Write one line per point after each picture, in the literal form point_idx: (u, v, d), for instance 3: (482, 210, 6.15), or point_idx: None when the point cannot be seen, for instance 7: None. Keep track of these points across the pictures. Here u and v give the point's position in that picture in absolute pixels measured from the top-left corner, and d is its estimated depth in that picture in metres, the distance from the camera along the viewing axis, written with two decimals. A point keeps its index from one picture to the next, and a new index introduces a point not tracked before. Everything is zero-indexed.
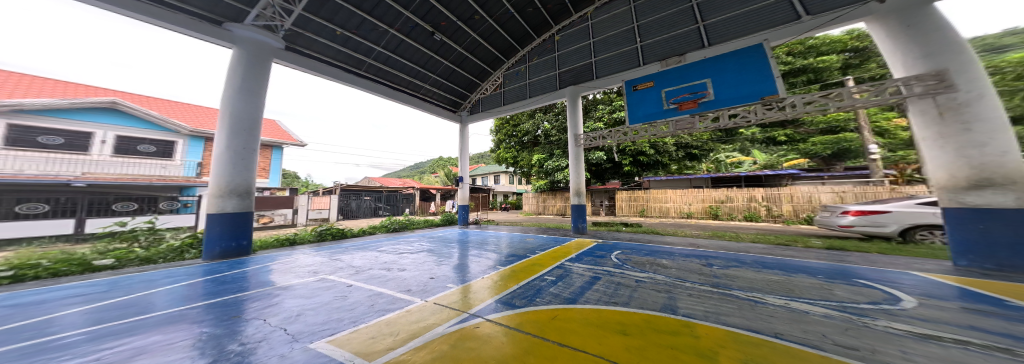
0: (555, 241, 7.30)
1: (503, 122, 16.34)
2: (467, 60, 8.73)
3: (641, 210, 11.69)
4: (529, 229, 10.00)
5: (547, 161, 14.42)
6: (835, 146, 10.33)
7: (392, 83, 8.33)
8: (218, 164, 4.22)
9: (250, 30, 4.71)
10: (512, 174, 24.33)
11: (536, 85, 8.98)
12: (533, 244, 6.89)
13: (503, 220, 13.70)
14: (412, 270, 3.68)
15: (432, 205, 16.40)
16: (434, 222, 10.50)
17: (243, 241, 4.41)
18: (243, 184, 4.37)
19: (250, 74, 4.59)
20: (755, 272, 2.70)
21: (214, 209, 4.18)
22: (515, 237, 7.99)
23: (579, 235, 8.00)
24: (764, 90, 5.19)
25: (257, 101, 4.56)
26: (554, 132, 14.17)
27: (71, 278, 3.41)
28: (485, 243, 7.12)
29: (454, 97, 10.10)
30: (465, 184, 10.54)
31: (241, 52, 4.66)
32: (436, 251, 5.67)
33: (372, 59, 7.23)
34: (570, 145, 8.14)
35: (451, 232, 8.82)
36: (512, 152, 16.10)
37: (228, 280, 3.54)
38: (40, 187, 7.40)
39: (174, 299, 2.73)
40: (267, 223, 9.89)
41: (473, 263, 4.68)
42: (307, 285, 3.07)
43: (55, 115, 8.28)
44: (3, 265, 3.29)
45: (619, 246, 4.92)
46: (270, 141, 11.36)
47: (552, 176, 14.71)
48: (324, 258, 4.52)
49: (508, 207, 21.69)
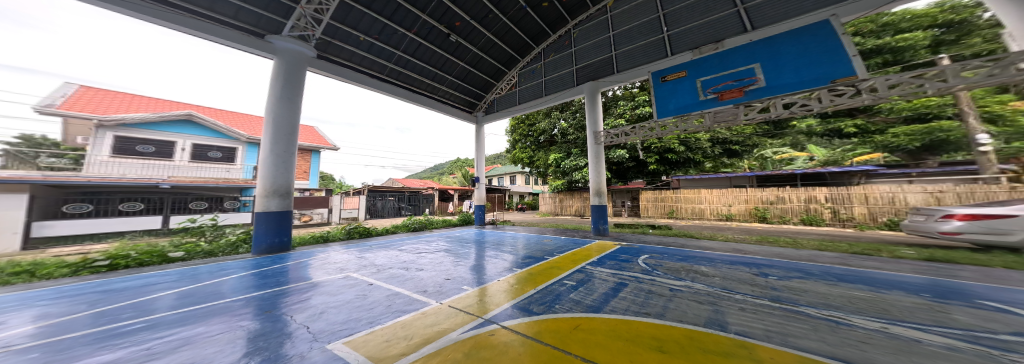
0: (574, 243, 6.96)
1: (519, 122, 16.15)
2: (483, 61, 8.78)
3: (669, 212, 10.80)
4: (546, 230, 9.70)
5: (564, 161, 13.99)
6: (927, 138, 8.31)
7: (411, 86, 8.64)
8: (262, 166, 4.60)
9: (288, 41, 5.21)
10: (528, 175, 24.15)
11: (553, 83, 8.66)
12: (550, 246, 6.62)
13: (520, 220, 13.54)
14: (429, 270, 3.66)
15: (452, 206, 16.71)
16: (452, 222, 10.65)
17: (284, 238, 4.76)
18: (284, 185, 4.72)
19: (288, 81, 5.02)
20: (826, 286, 2.22)
21: (260, 208, 4.55)
22: (531, 239, 7.77)
23: (600, 237, 7.53)
24: (834, 73, 4.30)
25: (294, 107, 4.95)
26: (571, 130, 13.74)
27: (149, 268, 3.82)
28: (500, 244, 7.00)
29: (470, 98, 10.20)
30: (482, 184, 10.55)
31: (281, 62, 5.14)
32: (451, 251, 5.66)
33: (392, 63, 7.56)
34: (593, 143, 7.72)
35: (468, 232, 8.86)
36: (528, 151, 15.88)
37: (268, 274, 3.79)
38: (139, 188, 8.76)
39: (221, 291, 2.95)
40: (308, 221, 10.79)
41: (489, 264, 4.55)
42: (334, 283, 3.14)
43: (146, 128, 9.82)
44: (104, 254, 3.79)
45: (646, 250, 4.49)
46: (309, 146, 12.44)
47: (571, 176, 14.23)
48: (351, 256, 4.71)
49: (525, 207, 21.50)
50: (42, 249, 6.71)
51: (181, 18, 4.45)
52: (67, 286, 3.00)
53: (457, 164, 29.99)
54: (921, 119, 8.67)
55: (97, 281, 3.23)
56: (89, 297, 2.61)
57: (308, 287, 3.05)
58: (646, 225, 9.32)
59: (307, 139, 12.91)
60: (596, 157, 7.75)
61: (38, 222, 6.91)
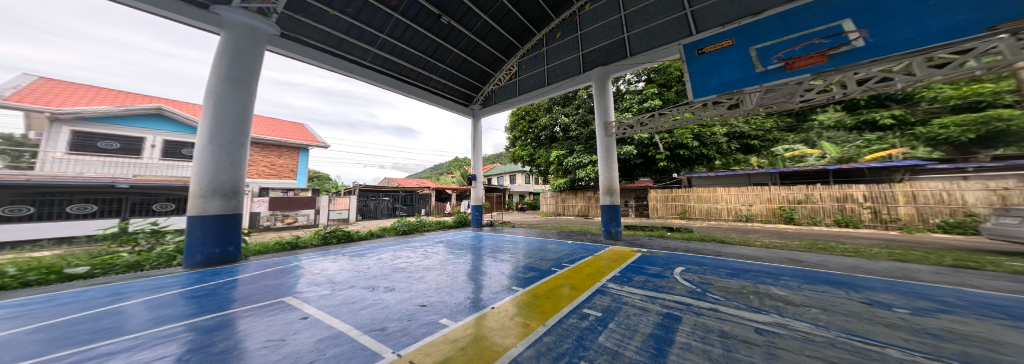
0: (584, 249, 6.07)
1: (519, 117, 15.42)
2: (479, 48, 7.93)
3: (682, 211, 10.06)
4: (547, 233, 8.86)
5: (567, 158, 13.17)
6: (983, 129, 7.53)
7: (399, 75, 7.74)
8: (200, 160, 3.71)
9: (239, 13, 4.11)
10: (528, 174, 23.41)
11: (557, 71, 7.83)
12: (556, 253, 5.76)
13: (520, 221, 12.76)
14: (402, 290, 2.81)
15: (448, 206, 15.77)
16: (447, 224, 9.75)
17: (230, 248, 3.89)
18: (229, 182, 3.86)
19: (238, 59, 4.06)
20: (1018, 334, 1.38)
21: (195, 210, 3.66)
22: (533, 244, 6.89)
23: (612, 241, 6.73)
24: (991, 16, 3.08)
25: (244, 90, 4.05)
26: (574, 126, 12.96)
27: (32, 289, 2.93)
28: (496, 249, 6.16)
29: (466, 90, 9.37)
30: (479, 183, 9.70)
31: (228, 37, 4.07)
32: (444, 261, 4.76)
33: (376, 48, 6.67)
34: (602, 135, 6.94)
35: (463, 236, 7.98)
36: (528, 149, 15.05)
37: (185, 292, 2.86)
38: (88, 188, 7.58)
39: (78, 323, 1.99)
40: (292, 223, 9.79)
41: (485, 279, 3.62)
42: (252, 312, 2.19)
43: (107, 122, 8.72)
44: None
45: (674, 262, 3.69)
46: (296, 143, 11.47)
47: (573, 175, 13.43)
48: (313, 266, 3.83)
49: (525, 207, 20.83)
50: None
51: None
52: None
53: (456, 164, 29.29)
54: (976, 107, 7.89)
55: None
56: None
57: (213, 316, 2.11)
58: (660, 227, 8.51)
59: (292, 135, 11.89)
60: (607, 149, 6.99)
61: None
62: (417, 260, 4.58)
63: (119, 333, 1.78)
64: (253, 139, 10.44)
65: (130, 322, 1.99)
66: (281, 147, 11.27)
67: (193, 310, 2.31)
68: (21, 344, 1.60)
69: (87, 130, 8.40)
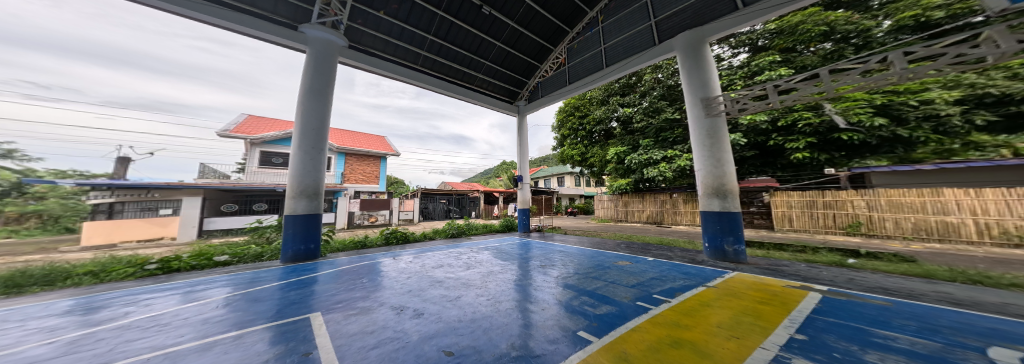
0: (682, 273, 4.24)
1: (568, 114, 14.21)
2: (523, 38, 7.94)
3: (857, 223, 7.55)
4: (603, 243, 7.31)
5: (630, 156, 11.43)
6: None
7: (446, 76, 8.27)
8: (292, 163, 4.17)
9: (318, 29, 5.10)
10: (578, 175, 21.93)
11: (618, 48, 7.00)
12: (636, 276, 4.24)
13: (571, 228, 11.66)
14: (430, 324, 2.22)
15: (495, 209, 15.92)
16: (493, 228, 9.46)
17: (312, 245, 4.30)
18: (312, 184, 4.23)
19: (319, 70, 4.53)
20: None
21: (288, 210, 4.12)
22: (597, 258, 5.57)
23: (718, 264, 4.71)
24: None
25: (324, 97, 4.45)
26: (639, 116, 11.24)
27: (185, 275, 3.80)
28: (550, 263, 5.11)
29: (509, 85, 9.53)
30: (526, 184, 9.00)
31: (314, 51, 5.08)
32: (489, 278, 4.04)
33: (425, 51, 7.25)
34: (699, 117, 5.23)
35: (509, 242, 7.31)
36: (579, 148, 13.64)
37: (255, 295, 3.04)
38: (261, 192, 10.57)
39: (140, 328, 2.07)
40: (374, 221, 11.79)
41: (538, 314, 2.63)
42: (264, 334, 1.91)
43: (280, 144, 12.02)
44: (164, 261, 3.99)
45: (964, 333, 1.80)
46: (377, 152, 13.31)
47: (639, 174, 11.60)
48: (379, 280, 3.64)
49: (575, 211, 19.38)
50: (206, 239, 8.96)
51: (199, 5, 4.34)
52: (70, 305, 2.76)
53: (502, 167, 29.87)
54: None
55: (125, 294, 3.06)
56: (49, 326, 2.15)
57: (227, 336, 1.87)
58: (828, 250, 5.20)
59: (376, 146, 14.01)
60: (712, 135, 5.07)
61: (207, 218, 9.11)
62: (463, 277, 3.99)
63: (134, 355, 1.64)
64: (349, 151, 12.65)
65: (165, 335, 1.94)
66: (368, 156, 13.27)
67: (228, 321, 2.22)
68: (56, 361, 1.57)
69: (269, 150, 11.82)
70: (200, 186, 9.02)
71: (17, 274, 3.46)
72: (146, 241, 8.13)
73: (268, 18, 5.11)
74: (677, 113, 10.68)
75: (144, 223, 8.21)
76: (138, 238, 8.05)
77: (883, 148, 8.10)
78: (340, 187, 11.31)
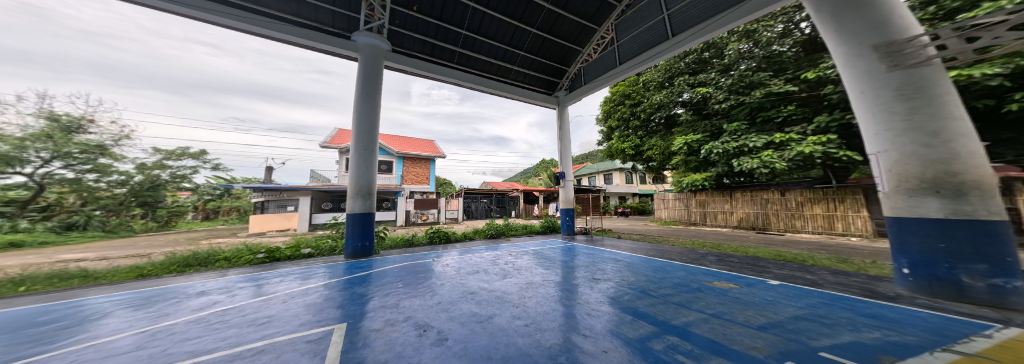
0: (851, 311, 2.55)
1: (617, 102, 12.22)
2: (562, 20, 6.87)
3: None
4: (672, 252, 5.66)
5: (708, 145, 8.75)
6: None
7: (483, 72, 7.93)
8: (353, 166, 4.93)
9: (367, 36, 5.46)
10: (629, 172, 19.25)
11: (688, 10, 5.24)
12: (760, 310, 2.46)
13: (626, 231, 9.88)
14: (452, 359, 1.62)
15: (537, 209, 15.22)
16: (533, 229, 8.72)
17: (367, 242, 4.98)
18: (365, 185, 4.92)
19: (369, 79, 5.29)
20: None
21: (349, 209, 4.90)
22: (669, 270, 4.26)
23: (937, 305, 2.71)
24: None
25: (374, 102, 5.18)
26: (722, 94, 8.43)
27: (273, 266, 4.37)
28: (604, 275, 3.99)
29: (548, 76, 8.61)
30: (568, 182, 7.93)
31: (364, 58, 5.50)
32: (527, 292, 3.27)
33: (460, 48, 7.04)
34: (872, 73, 3.10)
35: (551, 246, 6.42)
36: (632, 140, 11.46)
37: (312, 292, 3.06)
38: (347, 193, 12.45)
39: (206, 323, 2.10)
40: (426, 219, 12.58)
41: (597, 361, 1.61)
42: (283, 350, 1.63)
43: None
44: (267, 253, 4.72)
45: None
46: (430, 156, 14.27)
47: (723, 166, 8.90)
48: (414, 287, 3.38)
49: (627, 212, 16.97)
50: (313, 231, 11.03)
51: (260, 21, 4.83)
52: (198, 288, 3.31)
53: (543, 165, 28.69)
54: None
55: (235, 279, 3.69)
56: (154, 312, 2.43)
57: (251, 348, 1.65)
58: None
59: (429, 149, 15.02)
60: (909, 95, 2.88)
61: (315, 214, 11.20)
62: (499, 289, 3.40)
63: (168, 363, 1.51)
64: (408, 155, 13.86)
65: (213, 337, 1.85)
66: (420, 159, 14.33)
67: (272, 324, 2.08)
68: (114, 358, 1.56)
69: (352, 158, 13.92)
70: (310, 188, 10.98)
71: (191, 255, 4.52)
72: (280, 231, 10.61)
73: (315, 28, 5.58)
74: (789, 85, 7.43)
75: (281, 218, 10.72)
76: (277, 228, 10.58)
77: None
78: (399, 187, 12.53)
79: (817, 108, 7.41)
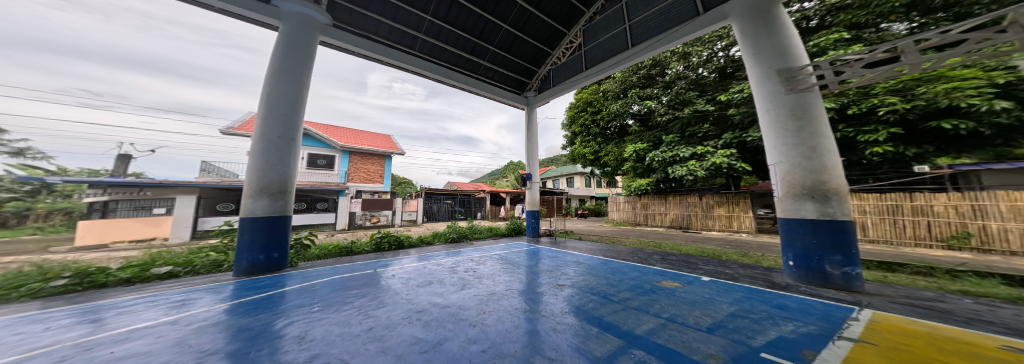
0: (764, 303, 2.92)
1: (580, 109, 12.89)
2: (532, 20, 6.78)
3: (964, 234, 5.71)
4: (628, 252, 6.00)
5: (650, 153, 9.82)
6: None
7: (450, 63, 7.31)
8: (255, 156, 3.74)
9: (294, 3, 4.24)
10: (590, 176, 20.56)
11: (648, 23, 5.66)
12: (705, 310, 2.59)
13: (585, 232, 10.37)
14: None
15: (502, 210, 14.97)
16: (499, 232, 8.35)
17: (275, 254, 3.87)
18: (275, 181, 3.82)
19: (294, 51, 4.20)
20: None
21: (247, 211, 3.69)
22: (622, 271, 4.42)
23: (816, 291, 3.34)
24: None
25: (299, 80, 4.14)
26: (665, 109, 9.64)
27: (94, 295, 2.96)
28: (567, 281, 3.86)
29: (518, 75, 8.43)
30: (535, 183, 7.80)
31: (288, 29, 4.28)
32: (488, 306, 2.86)
33: (423, 34, 6.33)
34: (775, 94, 3.72)
35: (516, 250, 6.15)
36: (591, 146, 12.27)
37: (137, 335, 2.00)
38: None
39: None
40: (376, 222, 11.08)
41: None
42: None
43: None
44: (81, 276, 3.22)
45: None
46: (380, 151, 12.53)
47: (661, 173, 9.95)
48: (335, 309, 2.62)
49: (586, 214, 18.05)
50: (200, 240, 8.52)
51: None
52: None
53: (510, 167, 28.82)
54: None
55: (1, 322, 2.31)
56: None
57: None
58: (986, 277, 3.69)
59: (379, 144, 13.23)
60: (800, 115, 3.53)
61: (202, 217, 8.68)
62: (454, 303, 2.92)
63: None
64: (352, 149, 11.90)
65: None
66: (372, 155, 12.50)
67: None
68: None
69: None
70: (197, 184, 8.61)
71: None
72: (138, 242, 7.70)
73: None
74: (709, 104, 9.09)
75: (136, 223, 7.77)
76: (131, 237, 7.62)
77: (1004, 139, 6.06)
78: (341, 186, 10.73)
79: (728, 127, 9.01)
